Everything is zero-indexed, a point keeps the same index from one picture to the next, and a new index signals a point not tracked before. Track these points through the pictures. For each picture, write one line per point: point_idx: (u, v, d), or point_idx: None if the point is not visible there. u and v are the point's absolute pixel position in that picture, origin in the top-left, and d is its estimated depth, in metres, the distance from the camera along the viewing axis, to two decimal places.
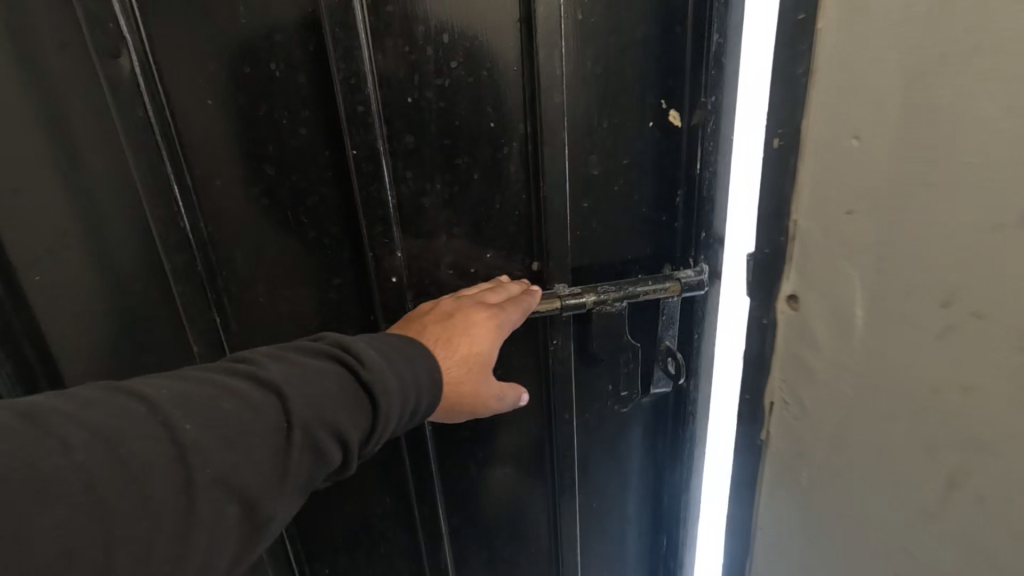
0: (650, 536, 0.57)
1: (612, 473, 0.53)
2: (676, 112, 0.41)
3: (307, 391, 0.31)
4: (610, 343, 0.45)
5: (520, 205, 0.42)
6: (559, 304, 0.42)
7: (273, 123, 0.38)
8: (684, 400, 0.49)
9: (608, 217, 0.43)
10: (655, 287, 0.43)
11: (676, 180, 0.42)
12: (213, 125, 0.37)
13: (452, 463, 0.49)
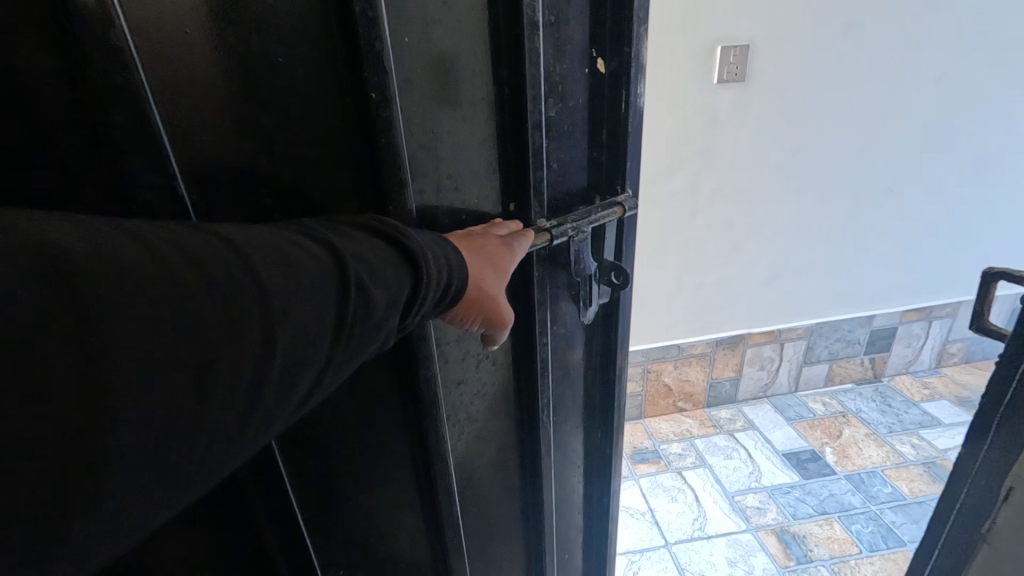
0: (593, 425, 0.74)
1: (572, 376, 0.67)
2: (602, 60, 0.52)
3: (361, 250, 0.37)
4: (577, 267, 0.57)
5: (496, 149, 0.48)
6: (548, 235, 0.50)
7: (275, 62, 0.36)
8: (613, 301, 0.66)
9: (563, 154, 0.52)
10: (607, 213, 0.56)
11: (602, 124, 0.55)
12: (202, 65, 0.35)
13: (456, 400, 0.55)
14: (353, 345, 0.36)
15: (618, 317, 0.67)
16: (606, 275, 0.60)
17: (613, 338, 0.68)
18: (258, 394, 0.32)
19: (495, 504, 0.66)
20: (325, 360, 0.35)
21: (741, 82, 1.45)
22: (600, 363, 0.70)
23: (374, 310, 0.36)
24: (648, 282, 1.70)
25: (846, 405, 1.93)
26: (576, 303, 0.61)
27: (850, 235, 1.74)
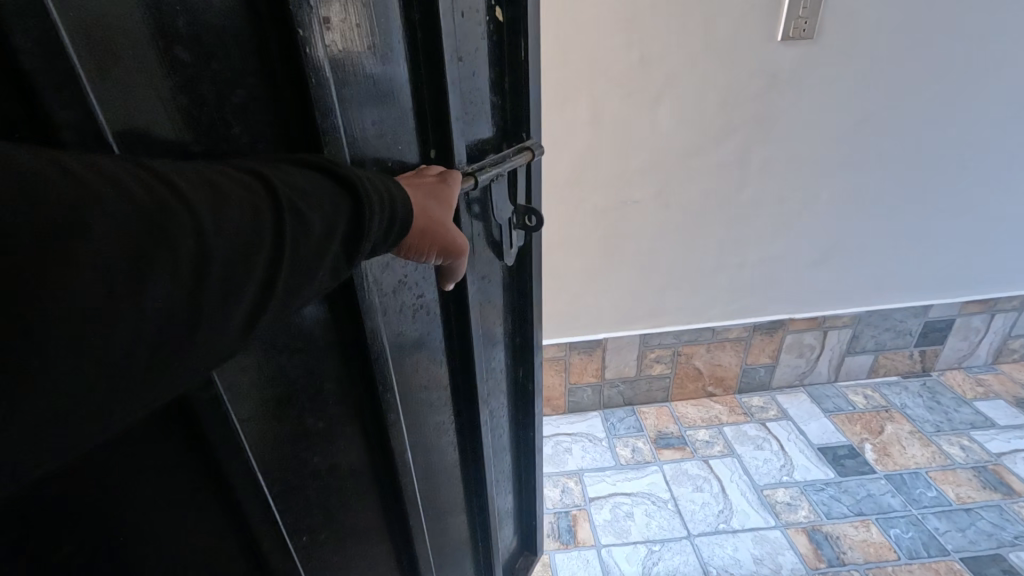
0: (503, 361, 0.79)
1: (488, 315, 0.70)
2: (498, 9, 0.55)
3: (291, 176, 0.31)
4: (499, 210, 0.62)
5: (412, 92, 0.46)
6: (474, 177, 0.51)
7: None
8: (527, 241, 0.73)
9: (471, 99, 0.53)
10: (519, 156, 0.59)
11: (501, 70, 0.58)
12: None
13: (402, 349, 0.53)
14: (293, 286, 0.31)
15: (531, 256, 0.74)
16: (521, 216, 0.67)
17: (529, 277, 0.76)
18: (198, 316, 0.26)
19: (441, 453, 0.66)
20: (263, 300, 0.29)
21: (809, 40, 1.28)
22: (516, 298, 0.77)
23: (315, 234, 0.31)
24: (685, 260, 1.58)
25: (890, 399, 1.81)
26: (502, 246, 0.66)
27: (917, 217, 1.58)
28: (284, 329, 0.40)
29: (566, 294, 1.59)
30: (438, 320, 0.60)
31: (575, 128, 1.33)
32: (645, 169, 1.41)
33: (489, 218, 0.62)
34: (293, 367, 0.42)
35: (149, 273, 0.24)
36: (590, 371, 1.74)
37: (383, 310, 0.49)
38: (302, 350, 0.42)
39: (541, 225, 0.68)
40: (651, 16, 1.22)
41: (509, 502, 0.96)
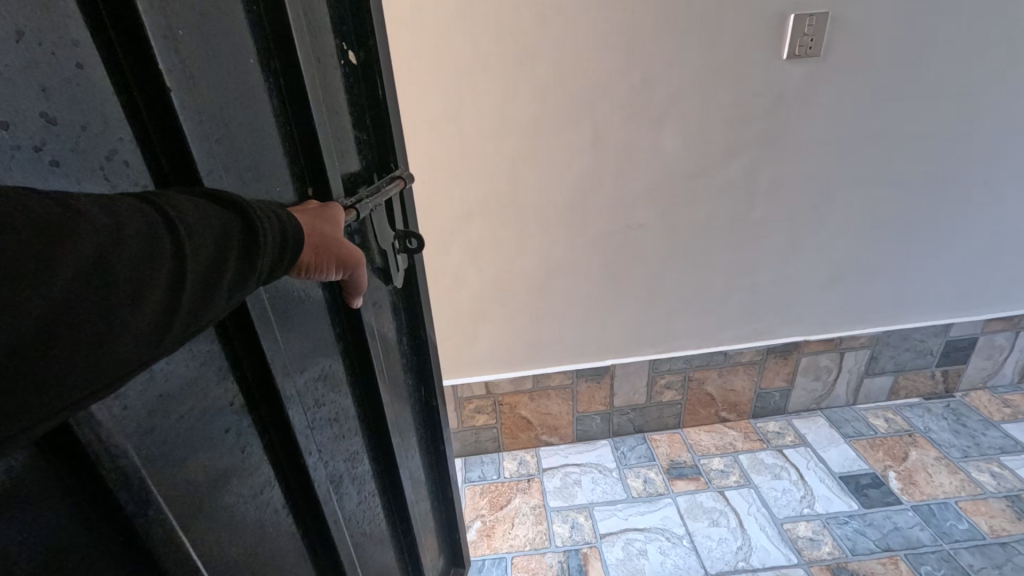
0: (407, 384, 0.78)
1: (387, 338, 0.69)
2: (352, 52, 0.56)
3: (185, 202, 0.32)
4: (380, 235, 0.63)
5: (281, 135, 0.45)
6: (355, 207, 0.52)
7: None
8: (410, 263, 0.74)
9: (339, 138, 0.54)
10: (392, 184, 0.62)
11: (364, 109, 0.59)
12: None
13: (308, 378, 0.52)
14: (193, 307, 0.31)
15: (417, 277, 0.76)
16: (402, 240, 0.68)
17: (417, 298, 0.77)
18: (99, 320, 0.26)
19: (360, 484, 0.65)
20: (166, 323, 0.29)
21: (815, 58, 1.25)
22: (408, 323, 0.77)
23: (213, 254, 0.32)
24: (693, 283, 1.53)
25: (913, 423, 1.74)
26: (389, 271, 0.67)
27: (933, 234, 1.53)
28: (189, 370, 0.38)
29: (571, 320, 1.54)
30: (337, 354, 0.58)
31: (577, 151, 1.30)
32: (650, 191, 1.37)
33: (375, 244, 0.63)
34: (205, 406, 0.40)
35: (42, 278, 0.24)
36: (598, 399, 1.68)
37: (285, 336, 0.47)
38: (210, 380, 0.40)
39: (421, 247, 0.70)
40: (653, 37, 1.19)
41: (433, 528, 0.95)
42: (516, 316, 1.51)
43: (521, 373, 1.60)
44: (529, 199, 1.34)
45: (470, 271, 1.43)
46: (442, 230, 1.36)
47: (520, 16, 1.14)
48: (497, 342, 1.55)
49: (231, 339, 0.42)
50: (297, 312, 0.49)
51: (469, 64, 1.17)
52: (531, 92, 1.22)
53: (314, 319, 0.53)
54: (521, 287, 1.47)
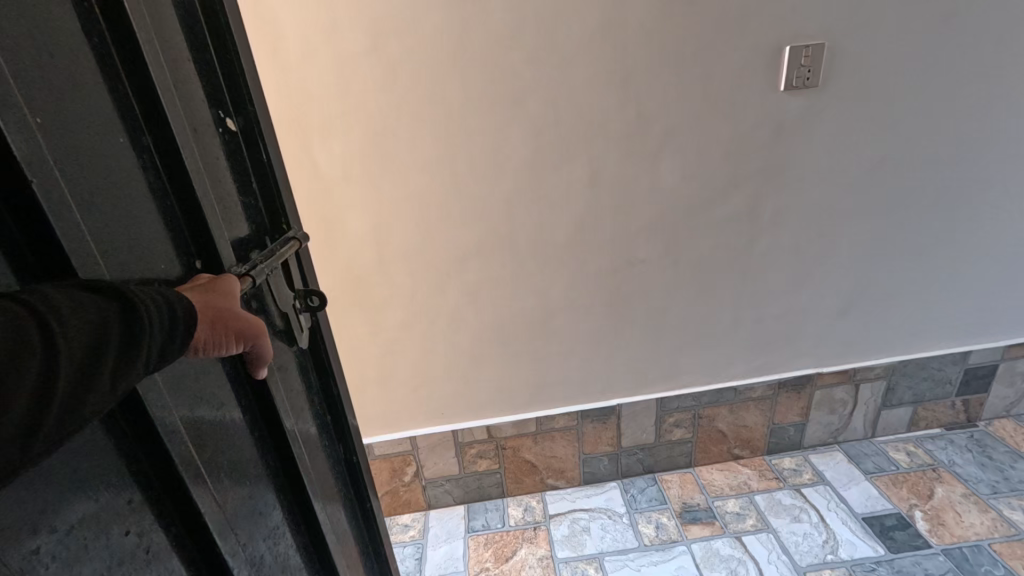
0: (328, 447, 0.74)
1: (300, 404, 0.66)
2: (231, 115, 0.54)
3: (61, 298, 0.32)
4: (281, 297, 0.60)
5: (161, 213, 0.44)
6: (249, 275, 0.52)
7: None
8: (315, 321, 0.70)
9: (230, 206, 0.53)
10: (290, 245, 0.60)
11: (256, 171, 0.58)
12: None
13: (214, 463, 0.48)
14: (69, 403, 0.31)
15: (323, 334, 0.72)
16: (303, 298, 0.65)
17: (326, 356, 0.72)
18: None
19: (284, 561, 0.61)
20: (34, 424, 0.30)
21: (813, 88, 1.22)
22: (320, 384, 0.72)
23: (83, 351, 0.32)
24: (699, 318, 1.48)
25: (936, 456, 1.66)
26: (291, 333, 0.63)
27: (944, 261, 1.48)
28: (89, 470, 0.36)
29: (574, 359, 1.49)
30: (240, 428, 0.54)
31: (573, 189, 1.26)
32: (650, 226, 1.33)
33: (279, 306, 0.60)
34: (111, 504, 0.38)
35: None
36: (604, 440, 1.61)
37: (185, 422, 0.44)
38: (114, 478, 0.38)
39: (323, 304, 0.67)
40: (647, 73, 1.17)
41: None
42: (516, 357, 1.46)
43: (524, 416, 1.54)
44: (526, 239, 1.30)
45: (467, 314, 1.38)
46: (438, 272, 1.32)
47: (510, 57, 1.12)
48: (498, 385, 1.49)
49: (128, 434, 0.39)
50: (195, 395, 0.46)
51: (458, 107, 1.15)
52: (523, 132, 1.19)
53: (214, 390, 0.49)
54: (519, 328, 1.42)
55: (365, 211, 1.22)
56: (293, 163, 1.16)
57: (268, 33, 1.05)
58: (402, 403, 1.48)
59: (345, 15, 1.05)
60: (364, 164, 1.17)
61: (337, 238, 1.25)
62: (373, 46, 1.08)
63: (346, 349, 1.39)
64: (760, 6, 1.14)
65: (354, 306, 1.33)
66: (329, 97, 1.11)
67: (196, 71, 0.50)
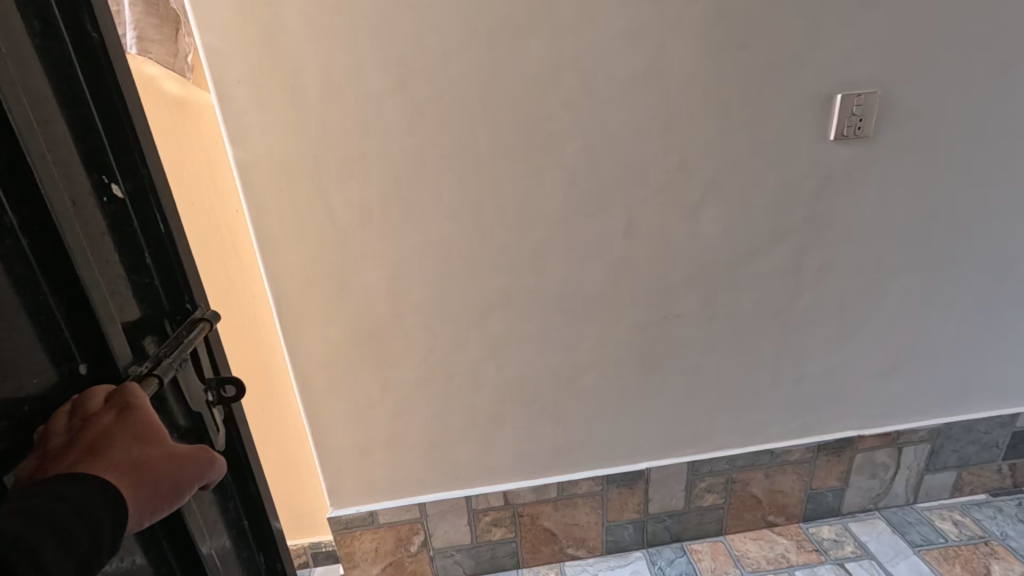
0: (242, 553, 0.68)
1: (211, 507, 0.62)
2: (116, 182, 0.53)
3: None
4: (191, 391, 0.59)
5: (31, 305, 0.43)
6: (158, 380, 0.51)
7: None
8: (230, 421, 0.67)
9: (120, 294, 0.52)
10: (196, 332, 0.60)
11: (149, 246, 0.57)
12: None
13: None
14: None
15: (240, 427, 0.68)
16: (216, 389, 0.63)
17: (245, 458, 0.69)
18: None
19: None
20: None
21: (866, 138, 1.15)
22: (237, 492, 0.68)
23: None
24: (736, 377, 1.37)
25: (985, 527, 1.54)
26: (201, 431, 0.61)
27: (993, 319, 1.39)
28: None
29: (600, 420, 1.37)
30: (144, 567, 0.51)
31: (607, 240, 1.17)
32: (687, 280, 1.24)
33: (188, 402, 0.58)
34: None
35: None
36: (630, 507, 1.48)
37: None
38: None
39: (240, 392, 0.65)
40: (691, 119, 1.09)
41: None
42: (539, 417, 1.34)
43: (544, 480, 1.41)
44: (555, 292, 1.20)
45: (488, 372, 1.26)
46: (458, 326, 1.21)
47: (547, 100, 1.04)
48: (517, 447, 1.37)
49: None
50: None
51: (490, 153, 1.06)
52: (557, 179, 1.10)
53: None
54: (542, 386, 1.30)
55: (382, 261, 1.12)
56: (305, 209, 1.05)
57: (289, 70, 0.96)
58: (410, 466, 1.35)
59: (370, 52, 0.97)
60: (384, 211, 1.08)
61: (349, 290, 1.14)
62: (401, 86, 0.99)
63: (354, 408, 1.26)
64: (812, 54, 1.07)
65: (365, 362, 1.21)
66: (351, 138, 1.02)
67: (74, 140, 0.49)
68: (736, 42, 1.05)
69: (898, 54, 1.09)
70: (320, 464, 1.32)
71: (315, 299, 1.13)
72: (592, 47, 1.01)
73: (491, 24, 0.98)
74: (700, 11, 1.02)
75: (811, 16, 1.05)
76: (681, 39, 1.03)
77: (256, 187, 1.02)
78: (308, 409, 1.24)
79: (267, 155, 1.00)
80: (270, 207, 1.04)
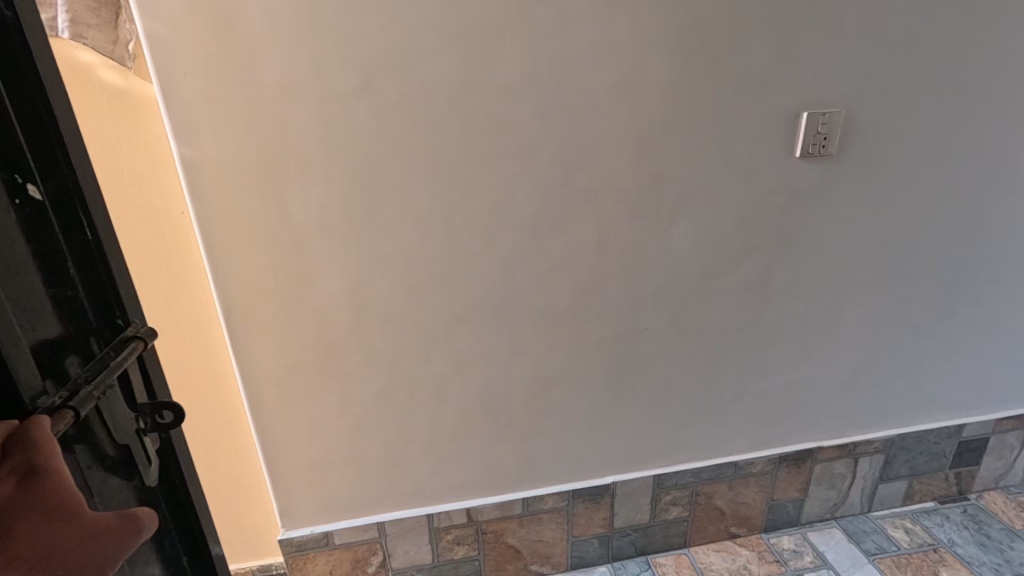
0: None
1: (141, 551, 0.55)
2: (33, 182, 0.46)
3: None
4: (118, 420, 0.52)
5: None
6: (71, 416, 0.45)
7: None
8: (168, 449, 0.60)
9: (31, 313, 0.45)
10: (126, 352, 0.53)
11: (71, 255, 0.50)
12: None
13: None
14: None
15: (179, 455, 0.61)
16: (150, 415, 0.56)
17: (185, 489, 0.62)
18: None
19: None
20: None
21: (829, 156, 1.17)
22: (176, 526, 0.62)
23: None
24: (702, 390, 1.37)
25: (934, 534, 1.59)
26: (132, 463, 0.54)
27: (943, 334, 1.45)
28: None
29: (566, 434, 1.34)
30: None
31: (577, 252, 1.15)
32: (656, 293, 1.22)
33: (114, 434, 0.51)
34: None
35: None
36: (596, 521, 1.46)
37: None
38: None
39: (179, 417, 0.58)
40: (663, 132, 1.08)
41: None
42: (504, 431, 1.30)
43: (508, 496, 1.37)
44: (523, 304, 1.17)
45: (453, 385, 1.22)
46: (422, 338, 1.15)
47: (518, 107, 1.01)
48: (481, 462, 1.32)
49: None
50: None
51: (458, 160, 1.02)
52: (528, 188, 1.07)
53: None
54: (508, 400, 1.26)
55: (341, 269, 1.06)
56: (258, 213, 0.98)
57: (241, 62, 0.89)
58: (369, 484, 1.28)
59: (332, 48, 0.91)
60: (344, 216, 1.02)
61: (305, 299, 1.07)
62: (365, 85, 0.94)
63: (309, 423, 1.19)
64: (781, 72, 1.08)
65: (322, 374, 1.14)
66: (310, 139, 0.95)
67: None
68: (708, 56, 1.04)
69: (862, 76, 1.11)
70: (271, 483, 1.23)
71: (268, 308, 1.06)
72: (565, 54, 0.99)
73: (461, 25, 0.94)
74: (674, 23, 1.01)
75: (780, 34, 1.05)
76: (655, 50, 1.02)
77: (203, 187, 0.94)
78: (258, 425, 1.16)
79: (216, 154, 0.93)
80: (219, 209, 0.97)
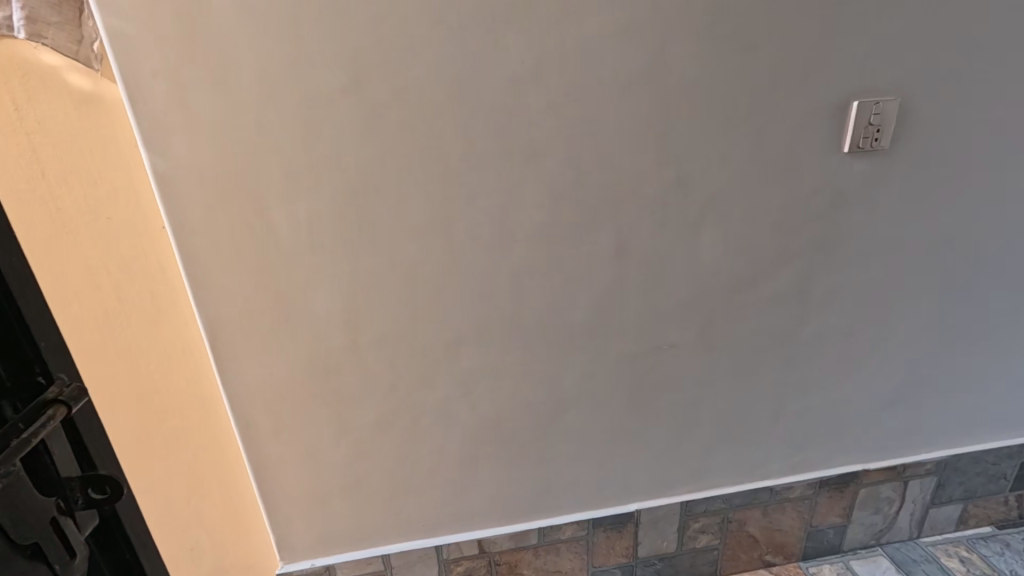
0: None
1: None
2: None
3: None
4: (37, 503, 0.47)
5: None
6: None
7: None
8: (113, 523, 0.56)
9: None
10: (44, 423, 0.48)
11: None
12: None
13: None
14: None
15: (129, 526, 0.57)
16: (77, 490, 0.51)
17: (140, 563, 0.58)
18: None
19: None
20: None
21: (881, 151, 1.04)
22: None
23: None
24: (734, 411, 1.25)
25: (994, 564, 1.44)
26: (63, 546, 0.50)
27: (1005, 346, 1.30)
28: None
29: (585, 460, 1.23)
30: None
31: (595, 263, 1.03)
32: (683, 307, 1.11)
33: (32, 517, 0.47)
34: None
35: None
36: (618, 551, 1.34)
37: None
38: None
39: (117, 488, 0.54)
40: (691, 128, 0.96)
41: None
42: (518, 458, 1.19)
43: (523, 525, 1.27)
44: (536, 321, 1.06)
45: (460, 410, 1.12)
46: (425, 360, 1.05)
47: (527, 105, 0.90)
48: (493, 490, 1.22)
49: None
50: None
51: (460, 165, 0.92)
52: (539, 195, 0.96)
53: None
54: (521, 425, 1.16)
55: (334, 288, 0.96)
56: (240, 228, 0.89)
57: (214, 63, 0.79)
58: (372, 515, 1.19)
59: (315, 44, 0.81)
60: (336, 230, 0.92)
61: (296, 321, 0.98)
62: (354, 85, 0.84)
63: (305, 453, 1.10)
64: (827, 57, 0.95)
65: (317, 401, 1.05)
66: (295, 146, 0.86)
67: None
68: (743, 41, 0.91)
69: (920, 59, 0.97)
70: (267, 516, 1.15)
71: (256, 332, 0.97)
72: (579, 43, 0.87)
73: (461, 13, 0.83)
74: (703, 5, 0.88)
75: (826, 14, 0.92)
76: (682, 36, 0.90)
77: (179, 203, 0.86)
78: (250, 456, 1.08)
79: (191, 166, 0.84)
80: (198, 226, 0.88)
